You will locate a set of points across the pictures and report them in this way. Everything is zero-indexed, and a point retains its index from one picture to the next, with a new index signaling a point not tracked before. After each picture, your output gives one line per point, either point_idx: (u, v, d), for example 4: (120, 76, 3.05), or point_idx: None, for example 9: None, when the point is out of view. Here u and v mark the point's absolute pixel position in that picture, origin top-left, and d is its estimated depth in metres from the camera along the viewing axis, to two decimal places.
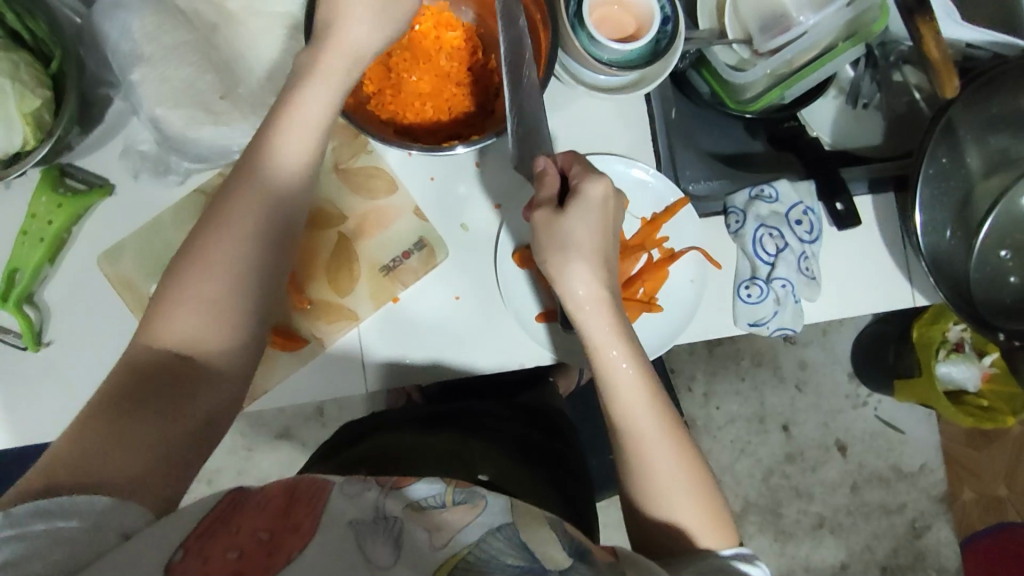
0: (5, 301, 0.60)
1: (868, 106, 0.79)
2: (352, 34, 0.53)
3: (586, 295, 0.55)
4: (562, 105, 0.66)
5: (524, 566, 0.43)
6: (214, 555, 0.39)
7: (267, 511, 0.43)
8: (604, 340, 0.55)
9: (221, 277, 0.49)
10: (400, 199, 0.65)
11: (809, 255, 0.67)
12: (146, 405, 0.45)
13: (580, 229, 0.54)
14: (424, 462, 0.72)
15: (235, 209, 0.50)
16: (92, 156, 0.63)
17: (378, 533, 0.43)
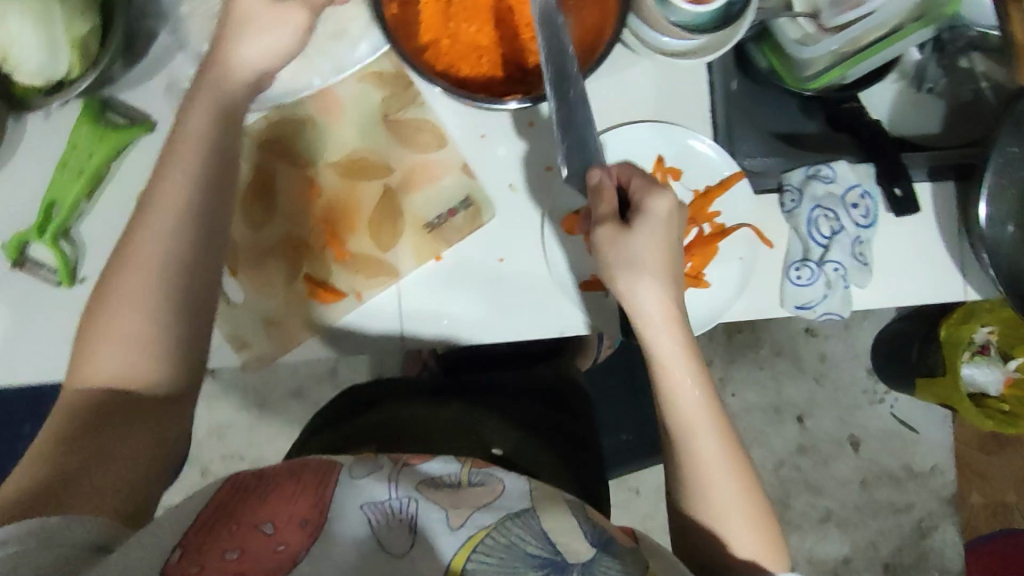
0: (42, 233, 0.59)
1: (932, 91, 0.76)
2: (244, 51, 0.53)
3: (655, 311, 0.55)
4: (622, 69, 0.64)
5: (544, 558, 0.44)
6: (214, 555, 0.41)
7: (271, 498, 0.45)
8: (670, 360, 0.55)
9: (141, 321, 0.49)
10: (449, 155, 0.63)
11: (863, 240, 0.65)
12: (87, 444, 0.46)
13: (648, 247, 0.55)
14: (438, 440, 0.72)
15: (142, 234, 0.50)
16: (135, 92, 0.61)
17: (396, 515, 0.45)
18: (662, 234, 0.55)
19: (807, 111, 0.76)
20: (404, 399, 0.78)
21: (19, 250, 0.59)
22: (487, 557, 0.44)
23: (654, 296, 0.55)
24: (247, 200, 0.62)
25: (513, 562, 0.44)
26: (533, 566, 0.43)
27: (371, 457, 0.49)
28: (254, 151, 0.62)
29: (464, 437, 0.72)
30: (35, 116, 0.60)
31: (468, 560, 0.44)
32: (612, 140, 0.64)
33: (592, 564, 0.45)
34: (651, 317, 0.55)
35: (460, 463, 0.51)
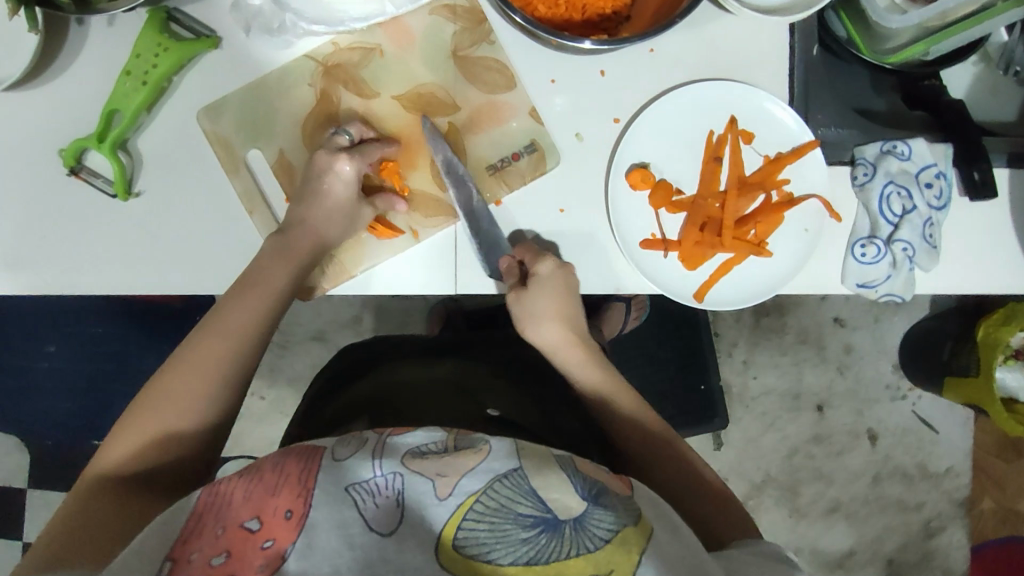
0: (100, 142, 0.57)
1: (1019, 75, 0.71)
2: (324, 229, 0.59)
3: (555, 342, 0.63)
4: (701, 23, 0.62)
5: (536, 517, 0.41)
6: (198, 564, 0.40)
7: (253, 492, 0.43)
8: (586, 380, 0.63)
9: (183, 389, 0.55)
10: (518, 98, 0.62)
11: (934, 222, 0.63)
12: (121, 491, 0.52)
13: (544, 306, 0.60)
14: (432, 407, 0.66)
15: (182, 364, 0.56)
16: (201, 3, 0.59)
17: (381, 492, 0.43)
18: (563, 286, 0.59)
19: (877, 86, 0.73)
20: (392, 363, 0.73)
21: (77, 157, 0.58)
22: (477, 525, 0.41)
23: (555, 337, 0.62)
24: (310, 126, 0.61)
25: (505, 525, 0.41)
26: (527, 527, 0.41)
27: (354, 438, 0.49)
28: (320, 76, 0.61)
29: (458, 397, 0.67)
30: (100, 19, 0.58)
31: (460, 529, 0.41)
32: (688, 94, 0.61)
33: (584, 518, 0.42)
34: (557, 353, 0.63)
35: (445, 433, 0.49)
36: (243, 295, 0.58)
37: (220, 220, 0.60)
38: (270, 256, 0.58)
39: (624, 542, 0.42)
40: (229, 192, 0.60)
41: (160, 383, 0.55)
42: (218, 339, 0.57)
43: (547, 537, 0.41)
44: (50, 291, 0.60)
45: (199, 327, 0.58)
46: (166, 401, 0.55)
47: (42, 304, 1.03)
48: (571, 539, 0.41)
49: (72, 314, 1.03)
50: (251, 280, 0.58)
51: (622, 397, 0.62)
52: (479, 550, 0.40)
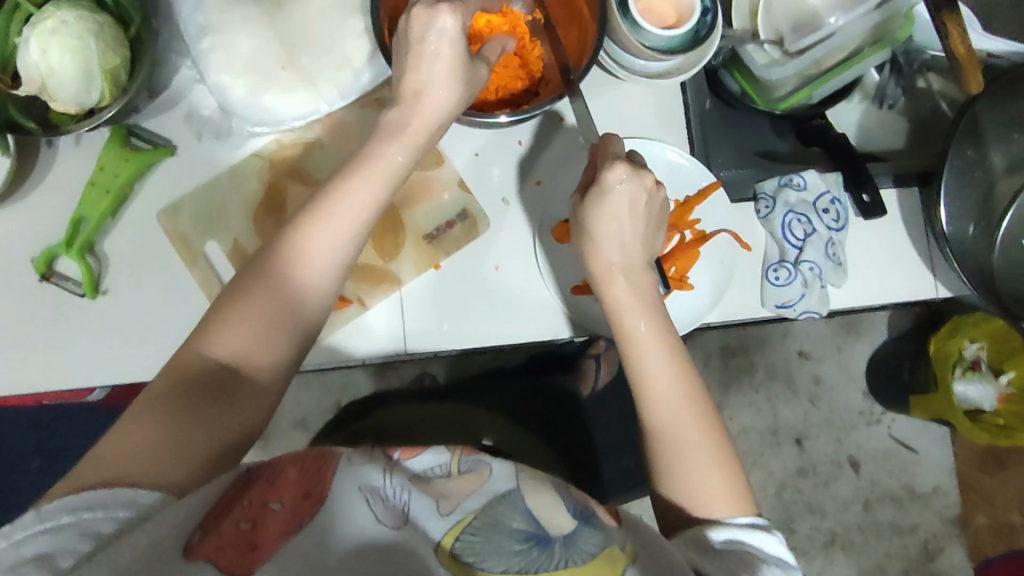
0: (70, 248, 0.63)
1: (893, 107, 0.81)
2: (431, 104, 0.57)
3: (619, 262, 0.59)
4: (601, 92, 0.70)
5: (528, 532, 0.48)
6: (228, 527, 0.44)
7: (281, 477, 0.47)
8: (643, 348, 0.57)
9: (275, 304, 0.53)
10: (446, 172, 0.69)
11: (835, 242, 0.70)
12: (195, 414, 0.49)
13: (612, 212, 0.57)
14: (432, 434, 0.80)
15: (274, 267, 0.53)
16: (158, 117, 0.66)
17: (390, 499, 0.48)
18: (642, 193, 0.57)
19: (777, 130, 0.79)
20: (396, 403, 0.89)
21: (47, 264, 0.64)
22: (474, 538, 0.47)
23: (625, 262, 0.59)
24: (258, 217, 0.67)
25: (499, 539, 0.47)
26: (519, 541, 0.47)
27: (370, 447, 0.52)
28: (267, 171, 0.68)
29: (456, 428, 0.82)
30: (67, 140, 0.65)
31: (457, 539, 0.47)
32: None
33: (574, 535, 0.48)
34: (605, 284, 0.59)
35: (451, 452, 0.53)
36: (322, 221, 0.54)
37: (184, 308, 0.65)
38: (336, 190, 0.55)
39: (610, 557, 0.48)
40: (191, 284, 0.66)
41: (244, 287, 0.53)
42: (297, 271, 0.53)
43: (538, 550, 0.47)
44: (28, 391, 0.64)
45: (277, 246, 0.54)
46: (259, 299, 0.52)
47: (23, 419, 1.05)
48: (559, 553, 0.47)
49: (53, 425, 1.05)
50: (318, 213, 0.54)
51: (680, 385, 0.56)
52: (474, 558, 0.46)
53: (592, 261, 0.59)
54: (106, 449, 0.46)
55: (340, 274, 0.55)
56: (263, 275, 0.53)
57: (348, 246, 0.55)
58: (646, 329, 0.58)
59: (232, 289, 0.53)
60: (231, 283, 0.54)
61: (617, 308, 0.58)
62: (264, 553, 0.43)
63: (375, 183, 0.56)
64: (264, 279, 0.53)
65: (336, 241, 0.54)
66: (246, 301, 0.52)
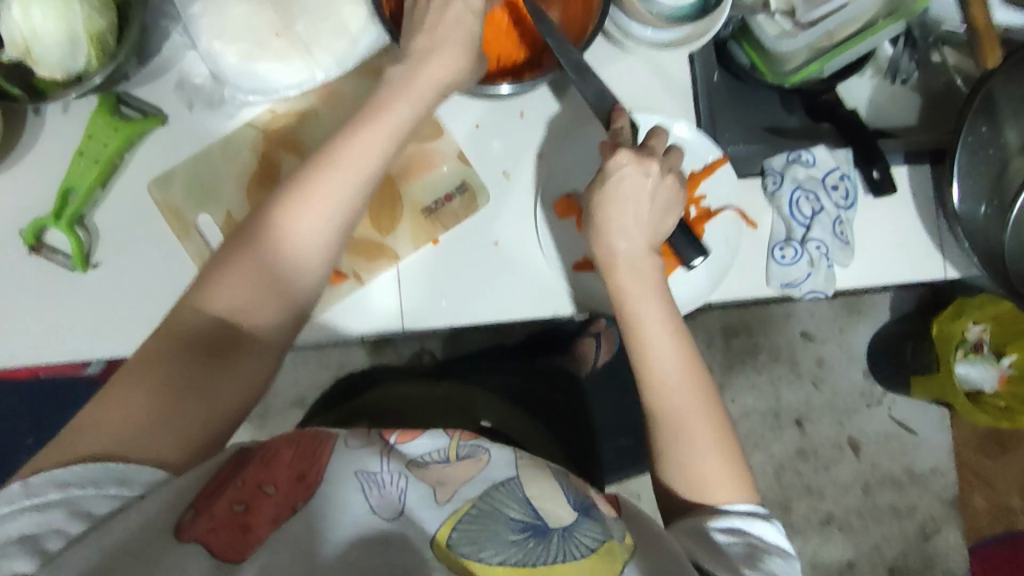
0: (59, 219, 0.61)
1: (905, 83, 0.78)
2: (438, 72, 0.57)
3: (627, 251, 0.58)
4: (606, 63, 0.68)
5: (525, 522, 0.46)
6: (220, 506, 0.44)
7: (275, 459, 0.47)
8: (649, 336, 0.56)
9: (272, 275, 0.52)
10: (446, 145, 0.67)
11: (843, 220, 0.68)
12: (193, 385, 0.49)
13: (625, 195, 0.57)
14: (430, 411, 0.78)
15: (260, 241, 0.52)
16: (148, 86, 0.64)
17: (385, 486, 0.46)
18: (647, 181, 0.57)
19: (787, 105, 0.78)
20: (393, 380, 0.88)
21: (37, 236, 0.62)
22: (470, 529, 0.45)
23: (632, 253, 0.58)
24: (253, 188, 0.65)
25: (496, 530, 0.45)
26: (516, 531, 0.45)
27: (366, 431, 0.50)
28: (262, 142, 0.66)
29: (455, 405, 0.80)
30: (55, 108, 0.63)
31: (453, 529, 0.45)
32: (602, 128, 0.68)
33: (572, 529, 0.46)
34: (610, 272, 0.58)
35: (449, 437, 0.51)
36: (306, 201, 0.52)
37: (178, 284, 0.64)
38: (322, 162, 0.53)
39: (609, 552, 0.45)
40: (184, 258, 0.64)
41: (231, 259, 0.52)
42: (285, 244, 0.52)
43: (535, 542, 0.45)
44: (20, 367, 0.63)
45: (261, 220, 0.52)
46: (244, 272, 0.51)
47: (21, 395, 1.04)
48: (558, 545, 0.45)
49: (51, 401, 1.05)
50: (305, 185, 0.52)
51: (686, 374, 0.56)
52: (469, 549, 0.44)
53: (599, 250, 0.59)
54: (100, 419, 0.46)
55: (329, 248, 0.54)
56: (252, 244, 0.52)
57: (337, 222, 0.53)
58: (653, 318, 0.57)
59: (218, 262, 0.52)
60: (215, 256, 0.52)
61: (623, 300, 0.58)
62: (255, 537, 0.43)
63: (356, 165, 0.54)
64: (259, 247, 0.52)
65: (322, 216, 0.52)
66: (237, 277, 0.51)
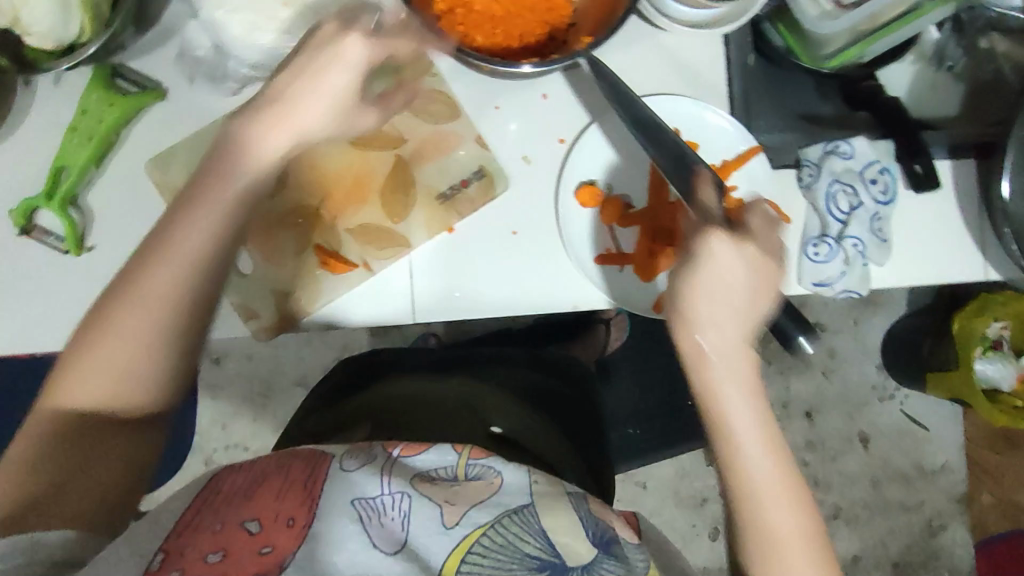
0: (50, 199, 0.58)
1: (952, 70, 0.75)
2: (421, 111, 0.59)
3: (725, 361, 0.47)
4: (636, 43, 0.64)
5: (542, 560, 0.43)
6: (191, 557, 0.41)
7: (257, 496, 0.45)
8: (748, 448, 0.46)
9: (139, 339, 0.44)
10: (463, 126, 0.63)
11: (882, 216, 0.64)
12: (71, 454, 0.46)
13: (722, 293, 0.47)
14: (433, 419, 0.68)
15: (143, 293, 0.44)
16: (145, 56, 0.60)
17: (385, 513, 0.44)
18: (749, 274, 0.47)
19: (822, 91, 0.72)
20: (400, 372, 0.79)
21: (27, 216, 0.59)
22: (481, 559, 0.43)
23: (722, 345, 0.47)
24: None
25: (510, 563, 0.42)
26: (532, 569, 0.42)
27: (365, 448, 0.49)
28: None
29: (460, 410, 0.70)
30: (46, 79, 0.59)
31: (462, 562, 0.43)
32: None
33: (594, 567, 0.43)
34: (699, 368, 0.47)
35: (457, 454, 0.50)
36: (197, 210, 0.46)
37: None
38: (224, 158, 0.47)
39: None
40: None
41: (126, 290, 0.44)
42: (199, 227, 0.45)
43: None
44: (5, 350, 0.59)
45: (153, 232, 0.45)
46: (137, 309, 0.44)
47: None
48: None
49: None
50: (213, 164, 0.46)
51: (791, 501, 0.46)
52: None
53: (682, 356, 0.48)
54: None
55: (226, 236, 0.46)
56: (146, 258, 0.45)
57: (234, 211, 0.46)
58: (745, 411, 0.47)
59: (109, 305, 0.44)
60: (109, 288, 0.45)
61: (705, 395, 0.47)
62: None
63: (256, 169, 0.48)
64: (138, 295, 0.44)
65: (223, 194, 0.46)
66: (139, 292, 0.44)
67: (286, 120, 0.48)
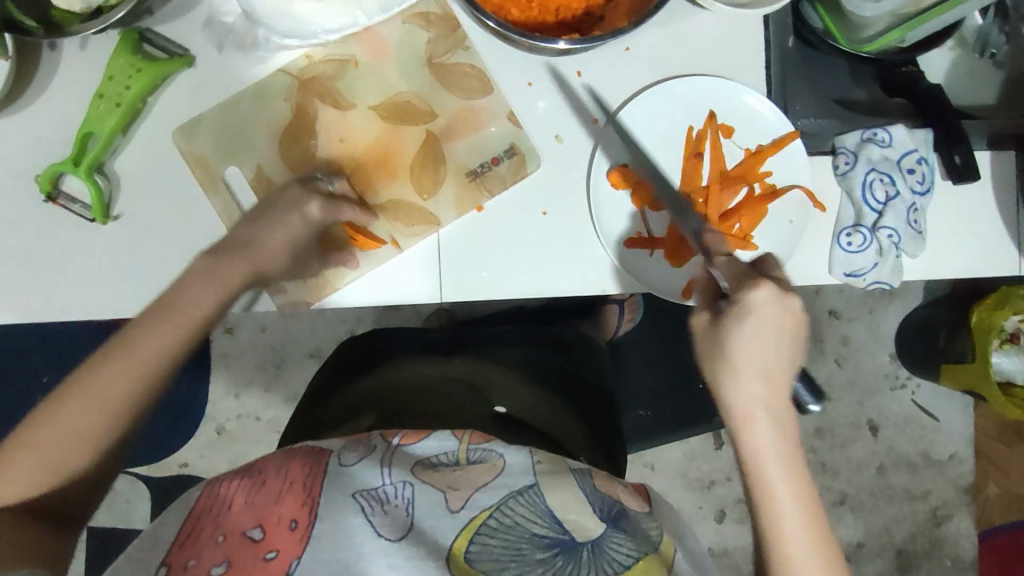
0: (76, 166, 0.57)
1: (993, 57, 0.72)
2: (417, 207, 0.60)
3: (756, 399, 0.53)
4: (675, 21, 0.62)
5: (552, 540, 0.43)
6: (195, 570, 0.39)
7: (257, 500, 0.43)
8: (767, 457, 0.52)
9: (79, 420, 0.48)
10: (495, 103, 0.61)
11: (918, 208, 0.63)
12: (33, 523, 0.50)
13: (750, 337, 0.52)
14: (440, 400, 0.67)
15: (93, 385, 0.48)
16: (173, 21, 0.59)
17: (389, 501, 0.44)
18: (783, 316, 0.52)
19: (856, 77, 0.71)
20: (402, 355, 0.77)
21: (53, 182, 0.58)
22: (490, 540, 0.43)
23: (764, 396, 0.53)
24: (287, 140, 0.61)
25: (520, 544, 0.43)
26: (543, 549, 0.43)
27: (362, 441, 0.49)
28: (296, 91, 0.61)
29: (465, 392, 0.69)
30: (72, 43, 0.58)
31: (472, 542, 0.43)
32: (662, 93, 0.61)
33: (603, 541, 0.44)
34: (740, 423, 0.53)
35: (457, 440, 0.50)
36: (159, 323, 0.50)
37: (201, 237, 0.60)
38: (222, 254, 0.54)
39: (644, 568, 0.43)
40: (209, 210, 0.60)
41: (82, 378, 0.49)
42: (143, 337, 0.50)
43: (564, 560, 0.42)
44: (31, 318, 0.59)
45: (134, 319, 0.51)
46: (81, 400, 0.48)
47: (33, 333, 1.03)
48: (588, 563, 0.43)
49: (62, 342, 1.03)
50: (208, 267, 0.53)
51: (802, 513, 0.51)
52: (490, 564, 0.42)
53: (722, 399, 0.54)
54: None
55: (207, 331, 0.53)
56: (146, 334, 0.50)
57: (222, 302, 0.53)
58: (776, 455, 0.52)
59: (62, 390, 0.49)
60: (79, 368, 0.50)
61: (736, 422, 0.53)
62: None
63: (224, 287, 0.53)
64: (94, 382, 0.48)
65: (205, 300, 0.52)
66: (121, 360, 0.49)
67: (251, 257, 0.55)
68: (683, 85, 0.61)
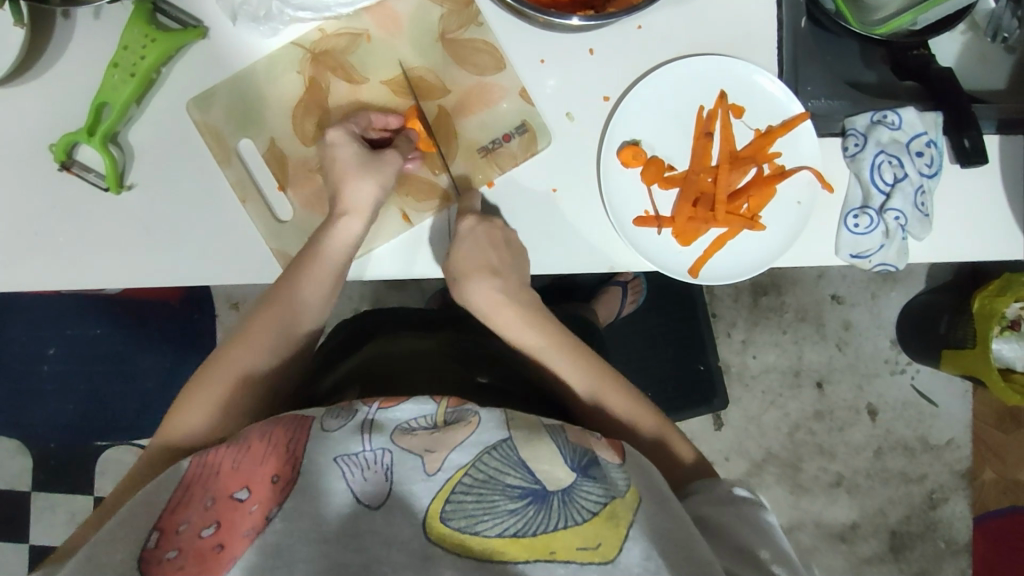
0: (92, 135, 0.57)
1: (1007, 42, 0.71)
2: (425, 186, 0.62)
3: (484, 301, 0.60)
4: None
5: (526, 489, 0.43)
6: (186, 533, 0.42)
7: (241, 462, 0.45)
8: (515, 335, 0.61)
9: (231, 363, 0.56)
10: (508, 79, 0.62)
11: (926, 190, 0.63)
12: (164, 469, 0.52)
13: (466, 260, 0.59)
14: (424, 376, 0.67)
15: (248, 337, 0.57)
16: None
17: (369, 466, 0.44)
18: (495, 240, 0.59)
19: (867, 59, 0.72)
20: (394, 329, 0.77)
21: (68, 152, 0.58)
22: (464, 497, 0.43)
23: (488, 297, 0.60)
24: (300, 113, 0.61)
25: (493, 497, 0.42)
26: (514, 499, 0.42)
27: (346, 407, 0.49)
28: (308, 64, 0.61)
29: (452, 363, 0.70)
30: (86, 12, 0.58)
31: (447, 501, 0.42)
32: (674, 72, 0.61)
33: (573, 489, 0.44)
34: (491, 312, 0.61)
35: (435, 405, 0.50)
36: (270, 308, 0.57)
37: (212, 207, 0.60)
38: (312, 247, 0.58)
39: (612, 516, 0.43)
40: (222, 182, 0.60)
41: (222, 354, 0.57)
42: (267, 319, 0.57)
43: (536, 509, 0.42)
44: (48, 285, 0.60)
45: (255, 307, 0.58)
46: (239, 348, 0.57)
47: (44, 303, 1.04)
48: (559, 511, 0.42)
49: (71, 312, 1.04)
50: (302, 266, 0.58)
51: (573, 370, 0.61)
52: (465, 521, 0.42)
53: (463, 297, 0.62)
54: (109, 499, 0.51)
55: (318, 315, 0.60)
56: (269, 313, 0.57)
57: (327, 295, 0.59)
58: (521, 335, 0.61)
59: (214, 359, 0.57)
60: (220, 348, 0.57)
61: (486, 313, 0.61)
62: (228, 556, 0.41)
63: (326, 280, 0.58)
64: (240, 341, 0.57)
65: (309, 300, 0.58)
66: (250, 338, 0.57)
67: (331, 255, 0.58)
68: (695, 65, 0.61)
